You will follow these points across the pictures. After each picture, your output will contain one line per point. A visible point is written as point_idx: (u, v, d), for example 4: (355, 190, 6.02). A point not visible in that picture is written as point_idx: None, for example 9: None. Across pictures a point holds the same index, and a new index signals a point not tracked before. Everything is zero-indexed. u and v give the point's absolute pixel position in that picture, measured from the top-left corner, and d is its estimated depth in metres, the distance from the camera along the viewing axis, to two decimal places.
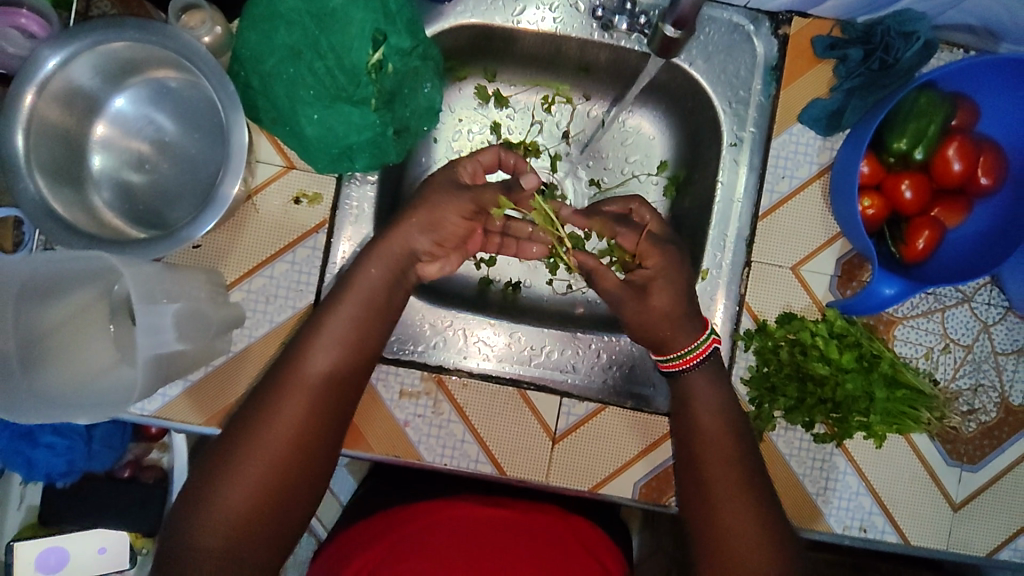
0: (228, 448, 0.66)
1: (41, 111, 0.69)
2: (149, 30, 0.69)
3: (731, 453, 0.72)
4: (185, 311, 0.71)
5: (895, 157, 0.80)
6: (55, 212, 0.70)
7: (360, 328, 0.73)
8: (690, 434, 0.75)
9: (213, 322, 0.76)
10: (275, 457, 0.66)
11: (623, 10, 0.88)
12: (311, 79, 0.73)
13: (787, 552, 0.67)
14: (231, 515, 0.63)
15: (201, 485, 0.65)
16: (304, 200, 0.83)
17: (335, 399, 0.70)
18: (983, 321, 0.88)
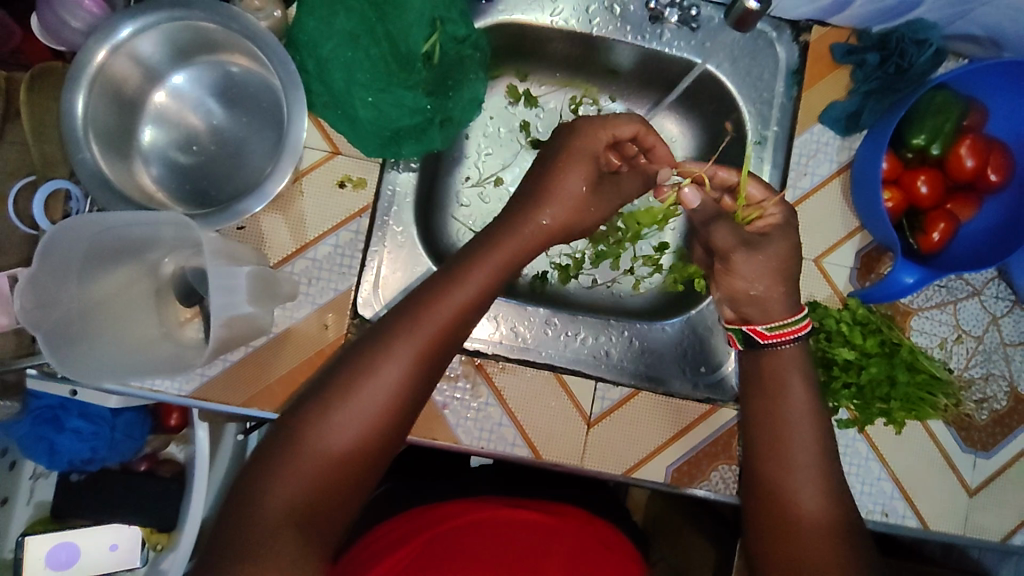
0: (294, 443, 0.63)
1: (103, 78, 0.72)
2: (214, 10, 0.72)
3: (800, 456, 0.74)
4: (254, 277, 0.71)
5: (913, 153, 0.86)
6: (112, 182, 0.71)
7: (435, 346, 0.70)
8: (758, 419, 0.78)
9: (279, 292, 0.80)
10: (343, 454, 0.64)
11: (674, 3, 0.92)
12: (367, 62, 0.77)
13: (828, 521, 0.70)
14: (291, 511, 0.60)
15: (254, 491, 0.60)
16: (348, 184, 0.85)
17: (402, 416, 0.68)
18: (992, 314, 0.93)
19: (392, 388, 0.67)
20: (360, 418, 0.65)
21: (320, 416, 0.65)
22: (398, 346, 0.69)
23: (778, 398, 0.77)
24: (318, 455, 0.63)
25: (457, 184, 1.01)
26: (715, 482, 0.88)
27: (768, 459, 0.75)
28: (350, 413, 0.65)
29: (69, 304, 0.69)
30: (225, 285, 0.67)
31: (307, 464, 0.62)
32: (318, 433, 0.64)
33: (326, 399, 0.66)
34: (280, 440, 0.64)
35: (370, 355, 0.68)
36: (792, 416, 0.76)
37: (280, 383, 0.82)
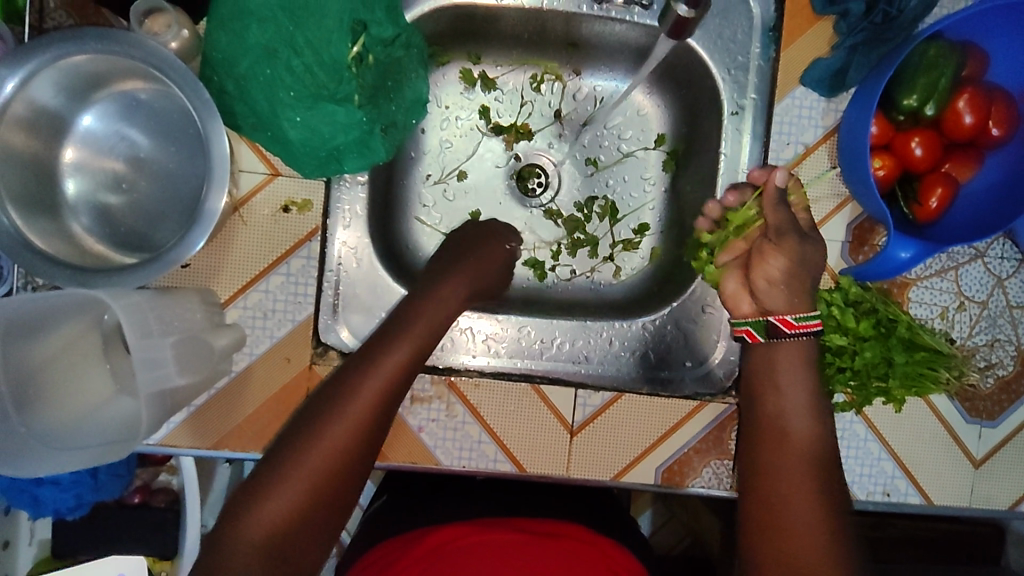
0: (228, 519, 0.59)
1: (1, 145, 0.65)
2: (112, 39, 0.65)
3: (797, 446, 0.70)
4: (183, 344, 0.68)
5: (905, 115, 0.77)
6: (52, 258, 0.67)
7: (378, 405, 0.67)
8: (752, 418, 0.74)
9: (213, 351, 0.72)
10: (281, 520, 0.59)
11: None
12: (290, 78, 0.68)
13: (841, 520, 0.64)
14: None
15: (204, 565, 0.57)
16: (293, 208, 0.79)
17: (363, 463, 0.65)
18: (996, 276, 0.87)
19: (345, 447, 0.64)
20: (306, 475, 0.61)
21: (271, 480, 0.61)
22: (349, 406, 0.65)
23: (775, 394, 0.73)
24: (266, 515, 0.59)
25: (418, 184, 0.94)
26: (708, 478, 0.85)
27: (756, 446, 0.72)
28: (306, 473, 0.62)
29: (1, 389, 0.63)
30: (148, 362, 0.64)
31: (253, 529, 0.58)
32: (268, 494, 0.60)
33: (274, 462, 0.62)
34: (229, 508, 0.60)
35: (316, 413, 0.65)
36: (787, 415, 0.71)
37: (248, 421, 0.79)
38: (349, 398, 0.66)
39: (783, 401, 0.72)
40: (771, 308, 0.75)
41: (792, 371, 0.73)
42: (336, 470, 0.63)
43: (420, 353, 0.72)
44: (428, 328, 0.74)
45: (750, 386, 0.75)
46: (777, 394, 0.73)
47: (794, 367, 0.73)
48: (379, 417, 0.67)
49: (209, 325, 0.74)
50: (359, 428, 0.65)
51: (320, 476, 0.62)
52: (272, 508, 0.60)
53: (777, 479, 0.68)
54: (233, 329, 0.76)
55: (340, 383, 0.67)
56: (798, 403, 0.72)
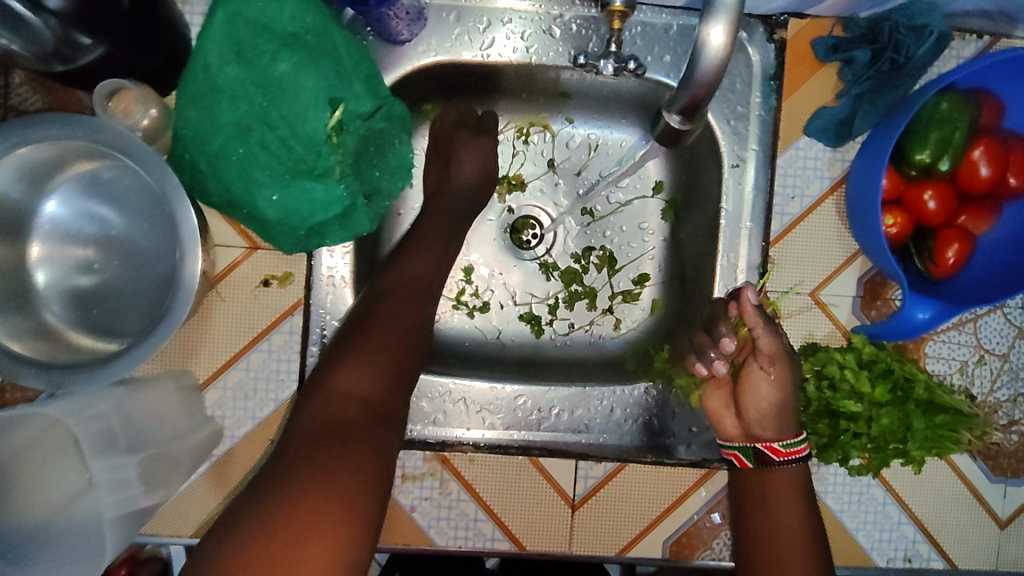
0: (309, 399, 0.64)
1: None
2: (72, 124, 0.61)
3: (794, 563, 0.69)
4: (150, 461, 0.71)
5: (917, 170, 0.73)
6: (19, 355, 0.63)
7: (413, 305, 0.73)
8: (744, 529, 0.73)
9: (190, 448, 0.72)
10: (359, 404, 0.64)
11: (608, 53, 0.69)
12: (264, 157, 0.65)
13: None
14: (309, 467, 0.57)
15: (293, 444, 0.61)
16: (273, 281, 0.75)
17: (408, 345, 0.71)
18: (1018, 327, 0.83)
19: (393, 322, 0.71)
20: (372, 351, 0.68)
21: (334, 362, 0.67)
22: (389, 300, 0.72)
23: (765, 511, 0.72)
24: (340, 384, 0.65)
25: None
26: (718, 550, 0.80)
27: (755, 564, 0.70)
28: (364, 348, 0.68)
29: None
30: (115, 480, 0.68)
31: (326, 405, 0.63)
32: (331, 375, 0.65)
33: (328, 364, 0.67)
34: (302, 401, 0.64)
35: (361, 315, 0.71)
36: (778, 529, 0.70)
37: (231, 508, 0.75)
38: (389, 302, 0.72)
39: (775, 512, 0.71)
40: (759, 435, 0.74)
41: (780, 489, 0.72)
42: (390, 357, 0.68)
43: (441, 253, 0.79)
44: (443, 237, 0.80)
45: (741, 504, 0.74)
46: (766, 511, 0.72)
47: (786, 485, 0.72)
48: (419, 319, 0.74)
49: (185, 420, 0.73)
50: (408, 324, 0.72)
51: (374, 367, 0.67)
52: (351, 377, 0.65)
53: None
54: (211, 420, 0.74)
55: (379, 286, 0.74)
56: (786, 522, 0.70)
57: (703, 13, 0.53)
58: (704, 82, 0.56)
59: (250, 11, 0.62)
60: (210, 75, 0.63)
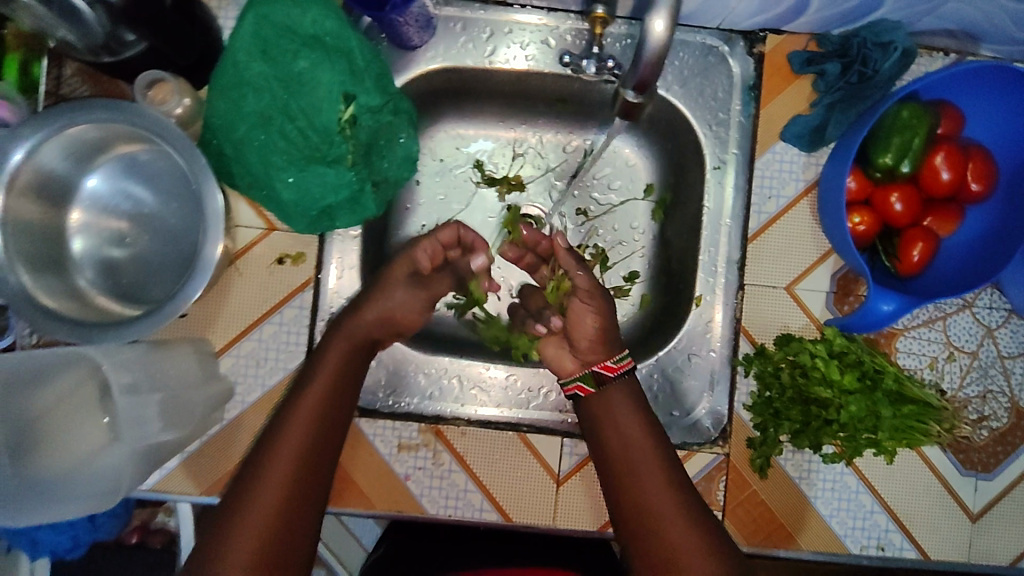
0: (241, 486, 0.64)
1: (14, 214, 0.69)
2: (115, 108, 0.69)
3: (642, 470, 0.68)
4: (168, 403, 0.73)
5: (882, 172, 0.79)
6: (55, 313, 0.70)
7: (320, 417, 0.68)
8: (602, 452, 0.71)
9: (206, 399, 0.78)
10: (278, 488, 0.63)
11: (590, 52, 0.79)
12: (283, 143, 0.72)
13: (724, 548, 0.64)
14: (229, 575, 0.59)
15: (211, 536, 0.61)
16: (287, 260, 0.82)
17: (319, 455, 0.67)
18: (986, 326, 0.87)
19: (296, 447, 0.66)
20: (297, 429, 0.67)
21: (236, 502, 0.62)
22: (293, 419, 0.67)
23: (617, 429, 0.71)
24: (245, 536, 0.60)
25: (412, 233, 0.97)
26: None
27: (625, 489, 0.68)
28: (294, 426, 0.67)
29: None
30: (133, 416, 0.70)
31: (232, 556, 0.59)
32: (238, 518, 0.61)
33: (237, 488, 0.63)
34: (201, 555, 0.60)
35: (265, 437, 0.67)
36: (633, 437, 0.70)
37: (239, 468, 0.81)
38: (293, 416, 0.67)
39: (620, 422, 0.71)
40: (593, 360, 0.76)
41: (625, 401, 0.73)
42: (318, 425, 0.68)
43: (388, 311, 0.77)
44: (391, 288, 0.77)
45: (591, 420, 0.73)
46: (614, 423, 0.71)
47: (625, 392, 0.73)
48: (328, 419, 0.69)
49: (198, 378, 0.78)
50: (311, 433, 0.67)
51: (285, 475, 0.64)
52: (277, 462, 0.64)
53: (643, 520, 0.66)
54: (223, 378, 0.80)
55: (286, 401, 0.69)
56: (634, 432, 0.70)
57: (647, 9, 0.58)
58: (652, 62, 0.61)
59: (277, 15, 0.70)
60: (238, 70, 0.70)
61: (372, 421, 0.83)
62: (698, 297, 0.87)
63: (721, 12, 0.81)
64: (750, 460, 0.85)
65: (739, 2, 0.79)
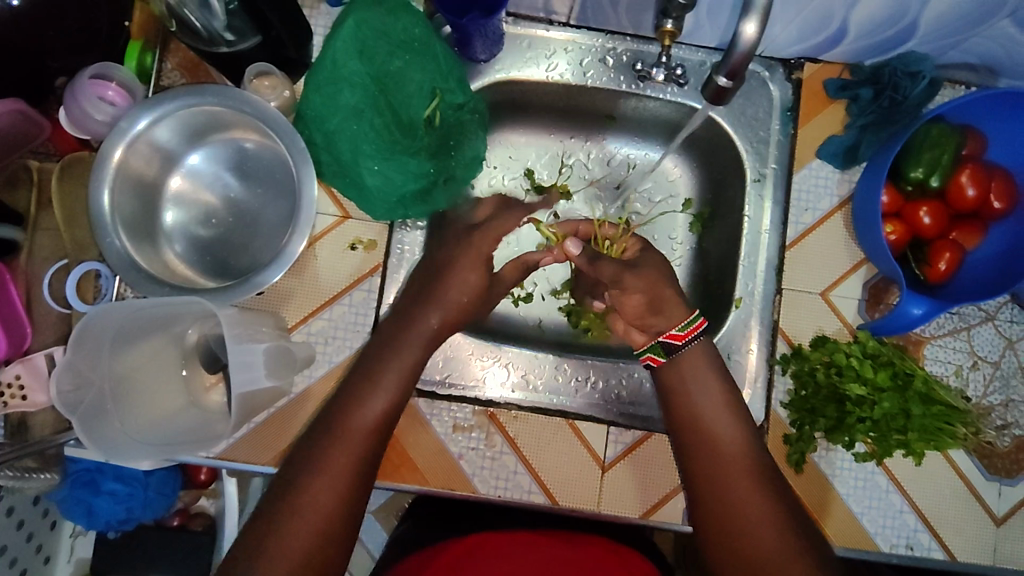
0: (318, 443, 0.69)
1: (121, 180, 0.76)
2: (227, 96, 0.76)
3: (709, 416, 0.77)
4: (273, 351, 0.74)
5: (912, 186, 0.87)
6: (152, 275, 0.76)
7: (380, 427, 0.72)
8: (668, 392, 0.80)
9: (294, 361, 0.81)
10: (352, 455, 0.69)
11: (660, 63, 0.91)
12: (372, 134, 0.80)
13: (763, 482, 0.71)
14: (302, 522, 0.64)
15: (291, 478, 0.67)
16: (359, 246, 0.88)
17: (356, 487, 0.68)
18: (1007, 338, 0.92)
19: (347, 473, 0.68)
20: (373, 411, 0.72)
21: (269, 520, 0.64)
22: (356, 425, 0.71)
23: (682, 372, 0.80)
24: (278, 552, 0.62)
25: None
26: None
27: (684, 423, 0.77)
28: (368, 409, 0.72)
29: (100, 384, 0.72)
30: (240, 363, 0.71)
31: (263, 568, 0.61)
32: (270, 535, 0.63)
33: (283, 503, 0.65)
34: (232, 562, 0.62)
35: (304, 455, 0.69)
36: (704, 410, 0.77)
37: None
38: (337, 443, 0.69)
39: (693, 395, 0.78)
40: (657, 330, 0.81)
41: (701, 375, 0.79)
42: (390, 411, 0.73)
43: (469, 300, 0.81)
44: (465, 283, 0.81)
45: (667, 396, 0.80)
46: (684, 384, 0.79)
47: (701, 365, 0.80)
48: (370, 449, 0.70)
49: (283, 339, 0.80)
50: (354, 462, 0.68)
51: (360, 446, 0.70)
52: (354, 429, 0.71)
53: (694, 449, 0.75)
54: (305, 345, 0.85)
55: (330, 424, 0.71)
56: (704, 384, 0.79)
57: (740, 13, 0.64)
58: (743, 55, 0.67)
59: (373, 21, 0.78)
60: (334, 68, 0.78)
61: (429, 402, 0.88)
62: (738, 298, 0.92)
63: (765, 39, 0.90)
64: (786, 456, 0.89)
65: (783, 31, 0.88)
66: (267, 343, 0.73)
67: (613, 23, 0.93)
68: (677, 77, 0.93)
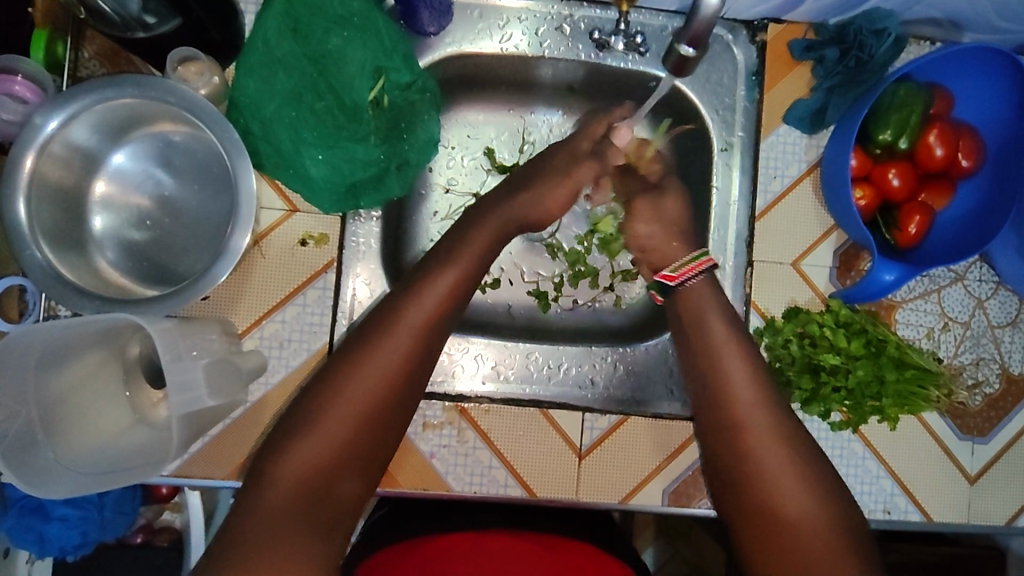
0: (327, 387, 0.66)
1: (39, 188, 0.69)
2: (149, 86, 0.69)
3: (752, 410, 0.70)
4: (213, 367, 0.68)
5: (881, 148, 0.84)
6: (81, 288, 0.69)
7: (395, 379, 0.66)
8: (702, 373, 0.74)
9: (241, 375, 0.75)
10: (363, 404, 0.65)
11: (618, 31, 0.89)
12: (313, 119, 0.74)
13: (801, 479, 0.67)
14: (306, 466, 0.62)
15: (299, 424, 0.64)
16: (310, 241, 0.83)
17: (374, 432, 0.65)
18: (977, 297, 0.92)
19: (352, 418, 0.64)
20: (388, 360, 0.67)
21: (281, 450, 0.63)
22: (367, 370, 0.66)
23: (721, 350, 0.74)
24: (293, 473, 0.61)
25: (423, 236, 0.94)
26: None
27: (719, 407, 0.71)
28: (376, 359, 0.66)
29: (29, 413, 0.66)
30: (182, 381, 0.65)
31: (276, 488, 0.61)
32: (282, 454, 0.62)
33: (287, 439, 0.63)
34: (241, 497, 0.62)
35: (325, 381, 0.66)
36: (743, 393, 0.71)
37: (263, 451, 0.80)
38: (359, 369, 0.66)
39: (729, 377, 0.72)
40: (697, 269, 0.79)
41: (731, 349, 0.74)
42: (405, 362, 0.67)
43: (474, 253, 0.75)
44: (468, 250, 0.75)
45: (697, 375, 0.74)
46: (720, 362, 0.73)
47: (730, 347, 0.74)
48: (394, 396, 0.66)
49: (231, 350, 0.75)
50: (379, 394, 0.66)
51: (371, 391, 0.65)
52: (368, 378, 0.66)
53: (731, 441, 0.69)
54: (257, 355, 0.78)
55: (340, 369, 0.67)
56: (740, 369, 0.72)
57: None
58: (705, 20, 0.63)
59: None
60: (267, 48, 0.72)
61: None
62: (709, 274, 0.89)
63: None
64: None
65: None
66: (207, 358, 0.68)
67: None
68: (638, 45, 0.89)
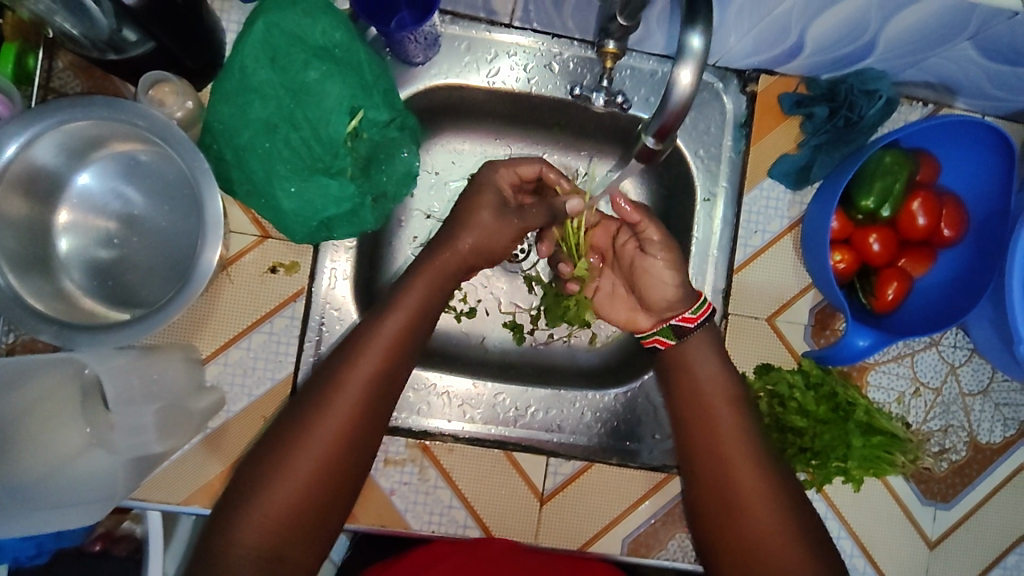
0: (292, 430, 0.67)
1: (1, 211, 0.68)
2: (116, 108, 0.67)
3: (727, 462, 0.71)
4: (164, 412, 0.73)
5: (863, 214, 0.83)
6: (39, 312, 0.68)
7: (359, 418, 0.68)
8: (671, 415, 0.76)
9: (192, 417, 0.76)
10: (328, 449, 0.66)
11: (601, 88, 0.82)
12: (287, 152, 0.73)
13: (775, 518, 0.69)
14: (278, 515, 0.63)
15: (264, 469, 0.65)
16: (281, 269, 0.82)
17: (343, 473, 0.67)
18: (950, 364, 0.91)
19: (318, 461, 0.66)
20: (350, 401, 0.68)
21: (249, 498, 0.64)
22: (331, 413, 0.67)
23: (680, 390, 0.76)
24: (260, 527, 0.63)
25: (401, 263, 0.93)
26: (674, 551, 0.86)
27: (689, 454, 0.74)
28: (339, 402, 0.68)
29: None
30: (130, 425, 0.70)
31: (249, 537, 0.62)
32: (251, 510, 0.63)
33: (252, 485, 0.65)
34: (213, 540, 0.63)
35: (294, 433, 0.66)
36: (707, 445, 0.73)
37: (219, 478, 0.79)
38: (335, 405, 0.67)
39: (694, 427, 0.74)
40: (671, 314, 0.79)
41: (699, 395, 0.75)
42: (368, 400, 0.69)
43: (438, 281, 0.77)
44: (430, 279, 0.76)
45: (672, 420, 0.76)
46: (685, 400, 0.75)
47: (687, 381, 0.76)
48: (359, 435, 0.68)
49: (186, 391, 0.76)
50: (345, 435, 0.67)
51: (335, 433, 0.67)
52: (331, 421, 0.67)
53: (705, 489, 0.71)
54: (213, 390, 0.79)
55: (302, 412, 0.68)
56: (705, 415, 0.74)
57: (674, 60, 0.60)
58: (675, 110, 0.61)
59: (286, 24, 0.71)
60: (244, 76, 0.71)
61: None
62: None
63: (718, 49, 0.84)
64: None
65: (737, 42, 0.82)
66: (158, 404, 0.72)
67: (558, 26, 0.86)
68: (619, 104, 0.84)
